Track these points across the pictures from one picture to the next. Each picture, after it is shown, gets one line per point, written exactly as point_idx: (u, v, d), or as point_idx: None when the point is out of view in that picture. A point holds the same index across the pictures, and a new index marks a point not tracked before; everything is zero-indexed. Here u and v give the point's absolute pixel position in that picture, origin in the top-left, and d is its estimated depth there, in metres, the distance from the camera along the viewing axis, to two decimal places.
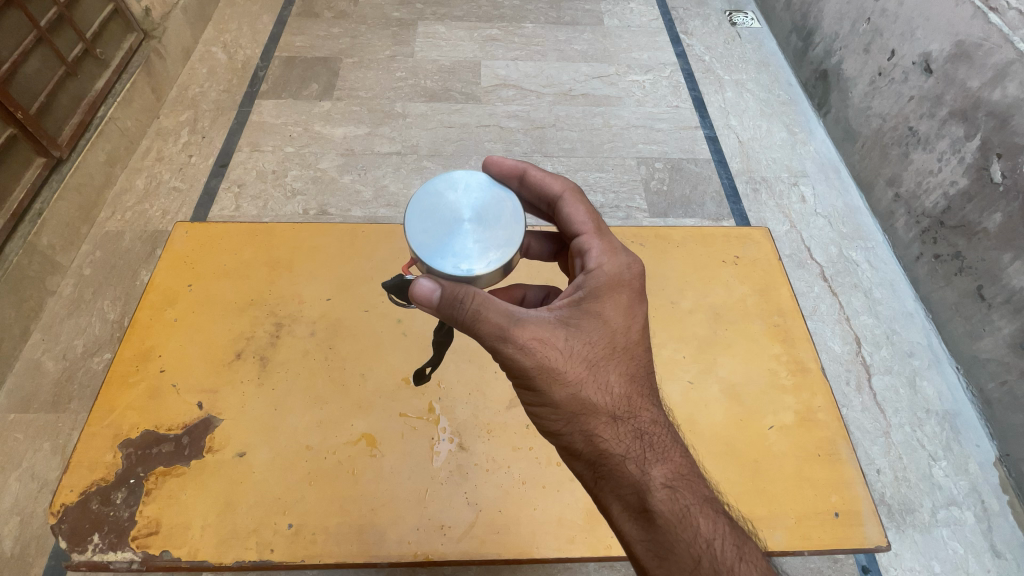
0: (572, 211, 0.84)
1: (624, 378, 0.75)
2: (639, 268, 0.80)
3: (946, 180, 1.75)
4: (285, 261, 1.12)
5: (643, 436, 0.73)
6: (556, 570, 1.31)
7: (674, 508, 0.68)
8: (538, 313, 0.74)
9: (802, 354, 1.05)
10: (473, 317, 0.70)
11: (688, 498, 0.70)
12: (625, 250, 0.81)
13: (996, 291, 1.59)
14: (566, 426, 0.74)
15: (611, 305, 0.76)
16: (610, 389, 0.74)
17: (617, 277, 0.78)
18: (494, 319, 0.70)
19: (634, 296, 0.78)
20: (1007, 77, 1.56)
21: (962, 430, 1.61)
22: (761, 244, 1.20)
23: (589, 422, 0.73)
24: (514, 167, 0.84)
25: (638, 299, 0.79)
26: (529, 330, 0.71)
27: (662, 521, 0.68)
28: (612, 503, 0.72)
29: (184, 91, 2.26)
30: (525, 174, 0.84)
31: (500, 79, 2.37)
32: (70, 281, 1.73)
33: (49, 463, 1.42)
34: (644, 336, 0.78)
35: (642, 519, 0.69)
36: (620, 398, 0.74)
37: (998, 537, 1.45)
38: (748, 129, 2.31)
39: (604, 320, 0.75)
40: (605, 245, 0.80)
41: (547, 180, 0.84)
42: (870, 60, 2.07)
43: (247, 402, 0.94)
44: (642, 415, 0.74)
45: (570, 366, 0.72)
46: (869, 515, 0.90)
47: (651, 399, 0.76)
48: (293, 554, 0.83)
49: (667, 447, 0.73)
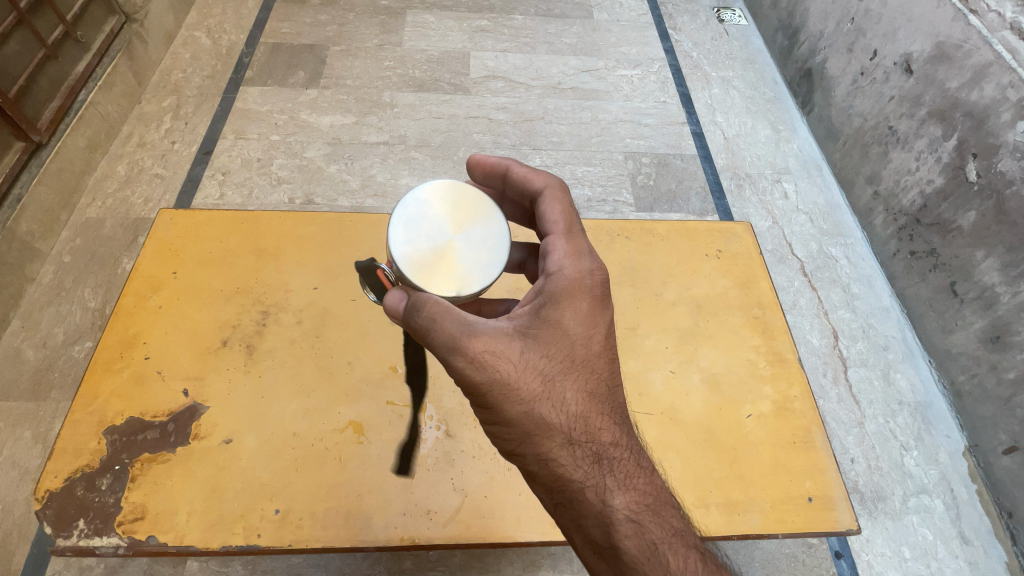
0: (547, 210, 0.84)
1: (583, 396, 0.74)
2: (602, 273, 0.78)
3: (923, 178, 1.80)
4: (272, 249, 1.11)
5: (602, 462, 0.72)
6: (541, 556, 1.35)
7: (643, 546, 0.69)
8: (496, 323, 0.74)
9: (780, 346, 1.09)
10: (429, 323, 0.71)
11: (656, 532, 0.70)
12: (591, 253, 0.80)
13: (969, 287, 1.65)
14: (521, 445, 0.74)
15: (572, 313, 0.75)
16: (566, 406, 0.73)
17: (581, 279, 0.77)
18: (449, 328, 0.71)
19: (597, 300, 0.77)
20: (984, 78, 1.61)
21: (933, 421, 1.67)
22: (743, 238, 1.23)
23: (546, 443, 0.72)
24: (497, 165, 0.90)
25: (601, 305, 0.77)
26: (494, 349, 0.71)
27: (628, 560, 0.68)
28: (574, 533, 0.73)
29: (167, 76, 2.21)
30: (507, 171, 0.89)
31: (490, 71, 2.37)
32: (50, 268, 1.70)
33: (30, 451, 1.40)
34: (607, 344, 0.77)
35: (607, 552, 0.70)
36: (583, 424, 0.73)
37: (964, 523, 1.52)
38: (734, 126, 2.34)
39: (573, 339, 0.74)
40: (570, 247, 0.80)
41: (529, 177, 0.87)
42: (853, 59, 2.11)
43: (233, 389, 0.95)
44: (604, 438, 0.74)
45: (525, 378, 0.72)
46: (841, 500, 0.94)
47: (629, 429, 0.76)
48: (280, 539, 0.84)
49: (633, 473, 0.73)
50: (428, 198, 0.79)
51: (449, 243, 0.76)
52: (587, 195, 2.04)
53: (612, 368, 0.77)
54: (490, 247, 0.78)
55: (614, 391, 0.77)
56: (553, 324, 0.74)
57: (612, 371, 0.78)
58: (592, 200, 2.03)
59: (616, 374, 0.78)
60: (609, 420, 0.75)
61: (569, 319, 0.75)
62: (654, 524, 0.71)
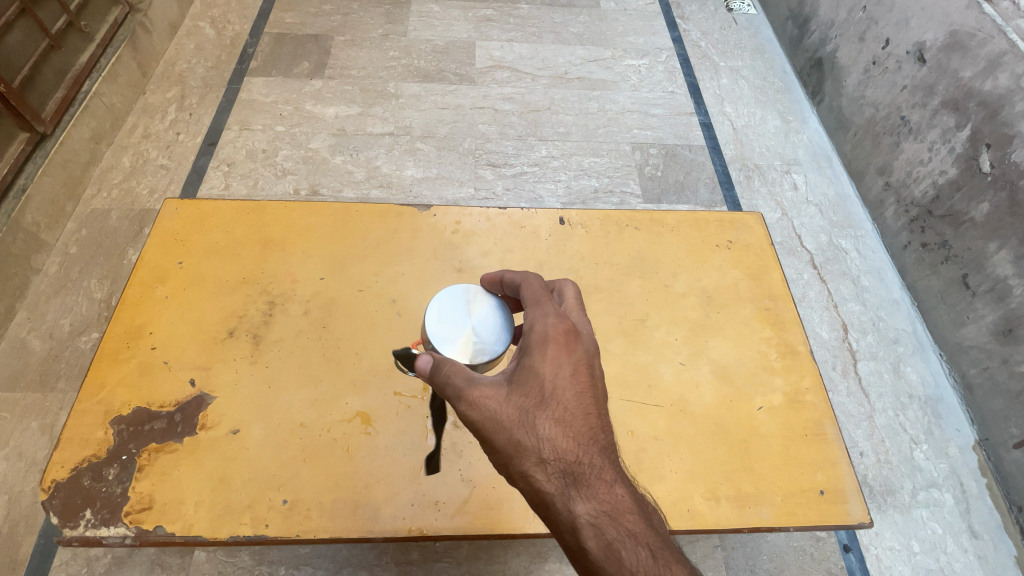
0: (526, 291, 0.82)
1: (554, 425, 0.71)
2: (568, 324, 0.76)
3: (935, 169, 1.77)
4: (278, 239, 1.11)
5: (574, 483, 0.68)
6: (548, 547, 1.34)
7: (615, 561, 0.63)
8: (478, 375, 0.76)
9: (791, 337, 1.07)
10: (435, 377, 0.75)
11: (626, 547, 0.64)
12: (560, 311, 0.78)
13: (981, 280, 1.62)
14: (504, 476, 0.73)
15: (536, 355, 0.74)
16: (536, 433, 0.70)
17: (542, 332, 0.75)
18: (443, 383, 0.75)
19: (562, 343, 0.74)
20: (999, 67, 1.58)
21: (943, 415, 1.65)
22: (753, 229, 1.21)
23: (518, 468, 0.71)
24: (493, 276, 0.90)
25: (569, 343, 0.75)
26: (480, 390, 0.73)
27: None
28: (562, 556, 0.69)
29: (171, 67, 2.20)
30: (501, 278, 0.88)
31: (496, 61, 2.35)
32: (56, 259, 1.70)
33: (38, 442, 1.40)
34: (580, 377, 0.73)
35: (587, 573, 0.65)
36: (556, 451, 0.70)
37: (974, 517, 1.50)
38: (743, 117, 2.31)
39: (540, 376, 0.73)
40: (539, 308, 0.78)
41: (515, 275, 0.86)
42: (864, 49, 2.07)
43: (240, 379, 0.94)
44: (574, 460, 0.69)
45: (500, 413, 0.72)
46: (853, 493, 0.93)
47: (604, 449, 0.71)
48: (288, 529, 0.83)
49: (603, 486, 0.68)
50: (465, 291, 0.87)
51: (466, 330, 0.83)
52: (594, 186, 2.02)
53: (585, 396, 0.73)
54: (500, 332, 0.83)
55: (586, 415, 0.72)
56: (522, 366, 0.74)
57: (586, 399, 0.73)
58: (599, 191, 2.02)
59: (591, 399, 0.73)
60: (579, 441, 0.70)
61: (534, 359, 0.73)
62: (623, 541, 0.65)
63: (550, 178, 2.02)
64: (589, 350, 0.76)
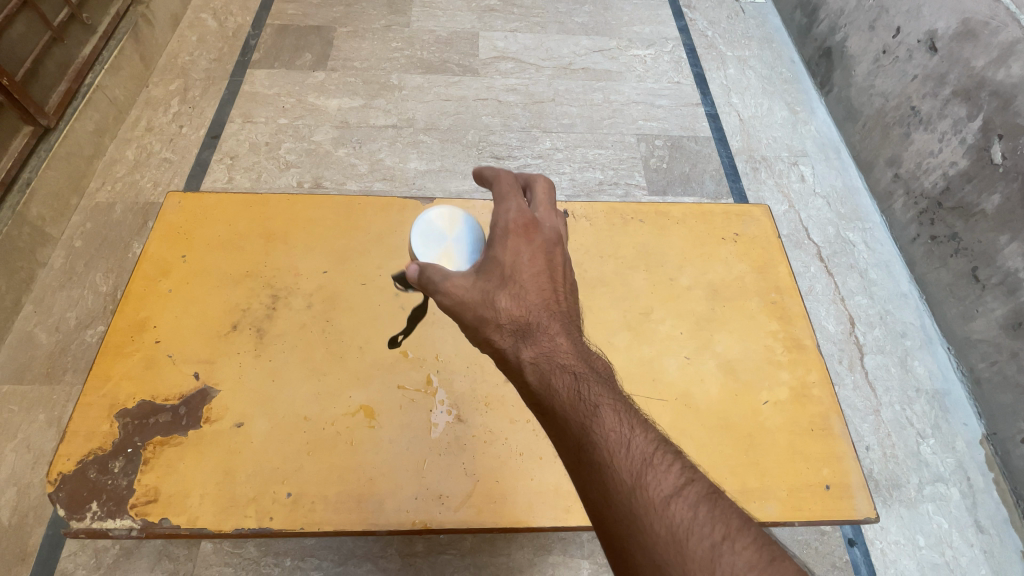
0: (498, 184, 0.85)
1: (509, 298, 0.74)
2: (526, 212, 0.79)
3: (946, 161, 1.75)
4: (281, 232, 1.10)
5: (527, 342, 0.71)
6: (551, 540, 1.35)
7: (557, 398, 0.66)
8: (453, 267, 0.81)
9: (798, 331, 1.06)
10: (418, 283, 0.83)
11: (560, 387, 0.66)
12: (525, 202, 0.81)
13: (991, 273, 1.61)
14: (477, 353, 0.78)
15: (497, 244, 0.78)
16: (493, 305, 0.74)
17: (503, 222, 0.79)
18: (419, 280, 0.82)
19: (520, 229, 0.78)
20: (1012, 56, 1.56)
21: (951, 409, 1.64)
22: (760, 221, 1.20)
23: (481, 338, 0.75)
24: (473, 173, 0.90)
25: (527, 229, 0.78)
26: (450, 279, 0.79)
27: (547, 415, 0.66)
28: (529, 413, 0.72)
29: (174, 60, 2.19)
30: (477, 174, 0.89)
31: (499, 51, 2.32)
32: (61, 253, 1.71)
33: (45, 434, 1.42)
34: (536, 256, 0.76)
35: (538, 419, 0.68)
36: (509, 316, 0.74)
37: (981, 512, 1.49)
38: (750, 107, 2.28)
39: (500, 260, 0.77)
40: (505, 200, 0.82)
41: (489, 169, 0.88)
42: (874, 37, 2.04)
43: (243, 373, 0.94)
44: (526, 321, 0.73)
45: (465, 296, 0.77)
46: (859, 488, 0.92)
47: (556, 312, 0.74)
48: (293, 522, 0.84)
49: (549, 337, 0.71)
50: (437, 212, 0.91)
51: (447, 246, 0.88)
52: (598, 178, 2.01)
53: (541, 270, 0.76)
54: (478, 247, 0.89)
55: (540, 289, 0.75)
56: (486, 256, 0.79)
57: (543, 272, 0.76)
58: (604, 183, 2.00)
59: (548, 278, 0.76)
60: (532, 305, 0.73)
61: (495, 248, 0.77)
62: (559, 382, 0.67)
63: (554, 170, 2.00)
64: (548, 240, 0.79)
